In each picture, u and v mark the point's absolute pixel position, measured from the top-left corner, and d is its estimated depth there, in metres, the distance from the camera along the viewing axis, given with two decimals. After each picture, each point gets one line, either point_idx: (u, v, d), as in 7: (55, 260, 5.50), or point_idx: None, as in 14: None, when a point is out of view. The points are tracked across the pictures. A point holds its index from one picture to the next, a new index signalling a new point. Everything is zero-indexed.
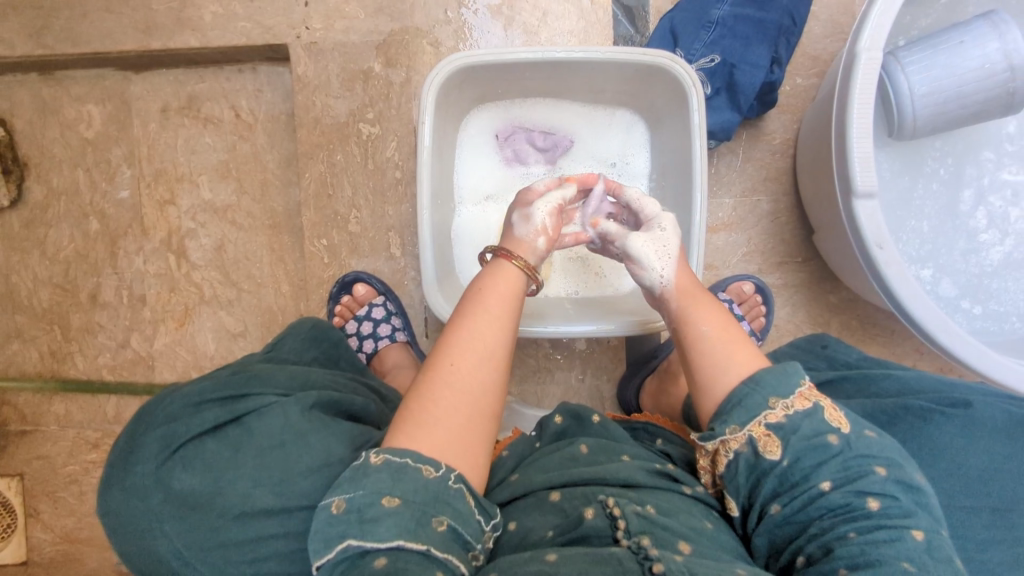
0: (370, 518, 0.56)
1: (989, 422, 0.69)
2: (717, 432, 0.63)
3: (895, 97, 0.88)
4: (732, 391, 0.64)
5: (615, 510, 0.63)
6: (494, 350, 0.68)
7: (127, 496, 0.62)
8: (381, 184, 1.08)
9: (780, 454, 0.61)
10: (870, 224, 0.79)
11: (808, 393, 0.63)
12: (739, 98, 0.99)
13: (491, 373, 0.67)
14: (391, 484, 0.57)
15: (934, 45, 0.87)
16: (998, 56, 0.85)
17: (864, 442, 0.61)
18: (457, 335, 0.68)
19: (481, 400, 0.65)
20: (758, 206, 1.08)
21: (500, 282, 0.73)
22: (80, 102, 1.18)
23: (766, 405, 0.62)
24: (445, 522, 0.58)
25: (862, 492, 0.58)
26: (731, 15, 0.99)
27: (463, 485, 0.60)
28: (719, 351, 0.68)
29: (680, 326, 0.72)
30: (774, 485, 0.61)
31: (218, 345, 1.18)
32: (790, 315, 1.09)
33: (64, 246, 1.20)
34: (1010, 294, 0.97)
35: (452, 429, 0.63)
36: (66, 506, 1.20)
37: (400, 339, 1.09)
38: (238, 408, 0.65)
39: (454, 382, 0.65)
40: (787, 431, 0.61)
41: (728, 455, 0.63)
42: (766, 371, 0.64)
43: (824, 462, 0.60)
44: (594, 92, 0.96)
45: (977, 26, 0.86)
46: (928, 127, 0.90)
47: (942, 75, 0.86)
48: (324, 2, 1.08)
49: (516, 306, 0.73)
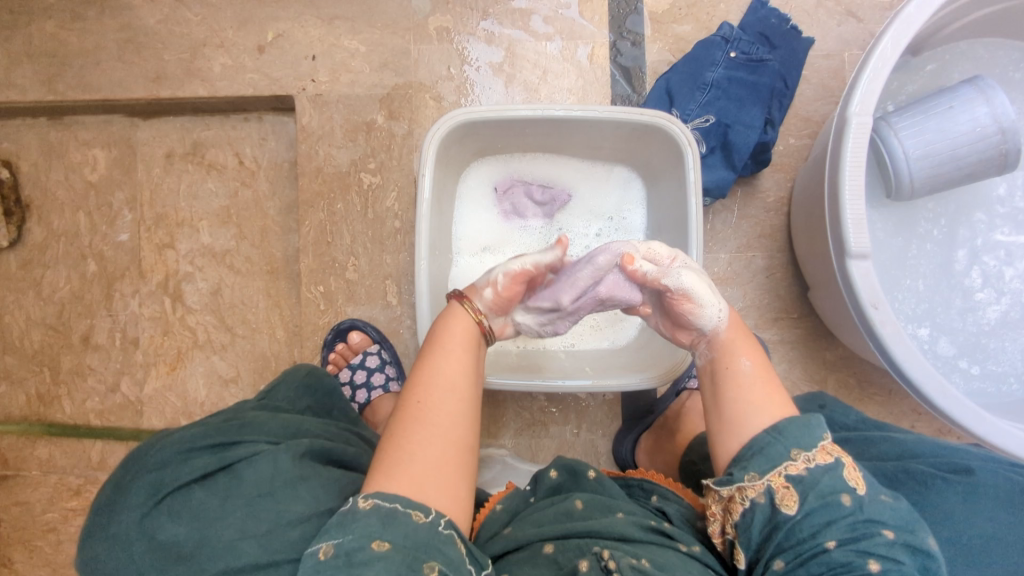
0: (360, 562, 0.54)
1: (992, 490, 0.68)
2: (735, 478, 0.63)
3: (891, 161, 0.90)
4: (755, 437, 0.64)
5: (609, 563, 0.62)
6: (458, 385, 0.68)
7: (109, 547, 0.60)
8: (380, 232, 1.09)
9: (795, 508, 0.60)
10: (864, 283, 0.80)
11: (830, 448, 0.63)
12: (734, 157, 1.02)
13: (460, 401, 0.67)
14: (381, 528, 0.56)
15: (925, 110, 0.89)
16: (987, 120, 0.87)
17: (877, 506, 0.60)
18: (419, 370, 0.69)
19: (450, 428, 0.64)
20: (753, 262, 1.09)
21: (452, 320, 0.74)
22: (86, 146, 1.20)
23: (788, 456, 0.62)
24: (437, 568, 0.55)
25: (865, 552, 0.57)
26: (726, 78, 1.03)
27: (454, 531, 0.59)
28: (753, 393, 0.68)
29: (718, 362, 0.72)
30: (780, 539, 0.60)
31: (210, 391, 1.16)
32: (787, 372, 1.08)
33: (60, 288, 1.20)
34: (1007, 354, 0.97)
35: (430, 465, 0.61)
36: (42, 555, 1.16)
37: (393, 388, 1.07)
38: (228, 456, 0.64)
39: (424, 419, 0.64)
40: (806, 485, 0.61)
41: (744, 504, 0.63)
42: (791, 421, 0.64)
43: (835, 519, 0.59)
44: (592, 149, 0.98)
45: (965, 92, 0.88)
46: (926, 188, 0.92)
47: (934, 139, 0.88)
48: (331, 56, 1.11)
49: (472, 341, 0.73)
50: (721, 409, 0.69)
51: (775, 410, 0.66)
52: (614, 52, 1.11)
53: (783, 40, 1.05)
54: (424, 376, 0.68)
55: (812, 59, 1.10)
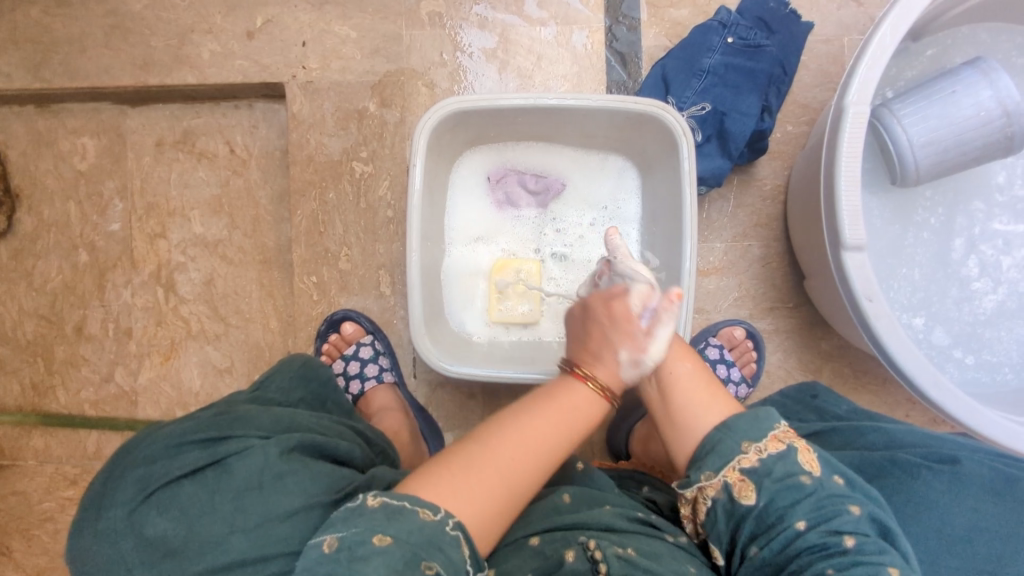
0: (360, 556, 0.53)
1: (979, 481, 0.68)
2: (694, 480, 0.64)
3: (895, 149, 0.89)
4: (708, 436, 0.65)
5: (597, 552, 0.61)
6: (538, 437, 0.64)
7: (96, 540, 0.60)
8: (373, 222, 1.08)
9: (754, 497, 0.61)
10: (858, 275, 0.79)
11: (782, 434, 0.63)
12: (730, 145, 1.00)
13: (542, 464, 0.63)
14: (386, 522, 0.55)
15: (928, 95, 0.87)
16: (992, 103, 0.86)
17: (834, 484, 0.61)
18: (512, 418, 0.65)
19: (513, 471, 0.61)
20: (749, 251, 1.08)
21: (575, 391, 0.68)
22: (75, 134, 1.19)
23: (740, 449, 0.62)
24: (435, 568, 0.54)
25: (837, 531, 0.58)
26: (723, 64, 1.01)
27: (461, 532, 0.57)
28: (696, 395, 0.68)
29: (656, 368, 0.72)
30: (751, 527, 0.61)
31: (204, 380, 1.16)
32: (782, 361, 1.08)
33: (52, 278, 1.19)
34: (1002, 344, 0.97)
35: (475, 490, 0.59)
36: (40, 544, 1.17)
37: (387, 379, 1.07)
38: (219, 451, 0.64)
39: (488, 458, 0.61)
40: (760, 474, 0.61)
41: (706, 504, 0.64)
42: (738, 416, 0.64)
43: (798, 501, 0.60)
44: (586, 137, 0.97)
45: (968, 75, 0.87)
46: (930, 174, 0.90)
47: (938, 125, 0.86)
48: (321, 43, 1.09)
49: (587, 420, 0.67)
50: (670, 416, 0.69)
51: (722, 408, 0.67)
52: (609, 37, 1.09)
53: (782, 24, 1.02)
54: (518, 425, 0.64)
55: (811, 44, 1.08)
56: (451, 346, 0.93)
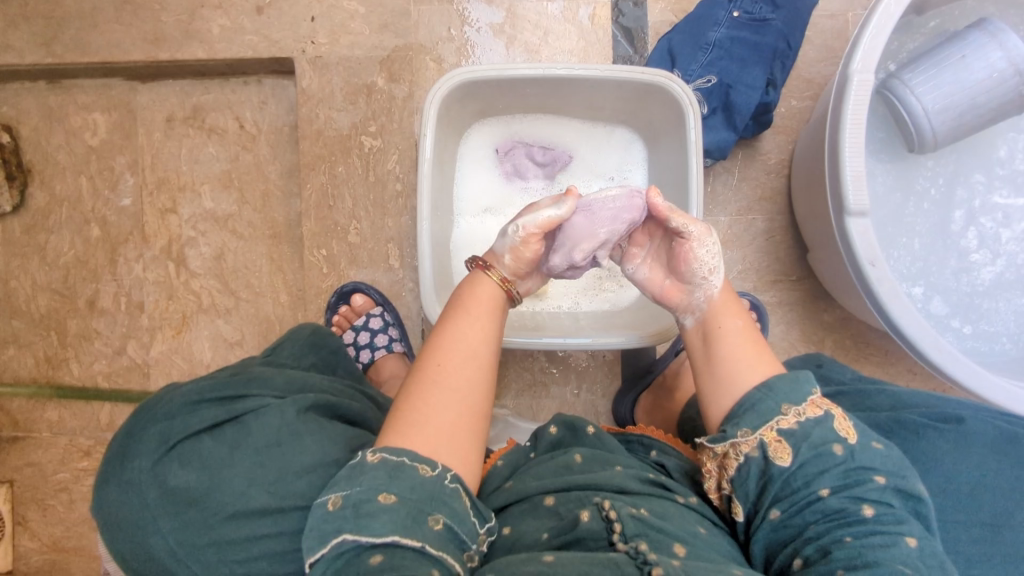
0: (366, 513, 0.55)
1: (979, 438, 0.70)
2: (728, 435, 0.64)
3: (912, 120, 0.91)
4: (747, 395, 0.65)
5: (611, 514, 0.62)
6: (478, 352, 0.67)
7: (123, 491, 0.61)
8: (382, 195, 1.10)
9: (789, 459, 0.61)
10: (862, 241, 0.80)
11: (819, 402, 0.64)
12: (735, 118, 1.01)
13: (484, 374, 0.66)
14: (388, 481, 0.57)
15: (938, 62, 0.89)
16: (1002, 64, 0.87)
17: (870, 451, 0.61)
18: (438, 329, 0.70)
19: (468, 394, 0.64)
20: (753, 225, 1.09)
21: (477, 285, 0.73)
22: (86, 110, 1.20)
23: (778, 411, 0.62)
24: (442, 521, 0.57)
25: (859, 498, 0.59)
26: (728, 37, 1.02)
27: (460, 485, 0.59)
28: (743, 353, 0.68)
29: (707, 325, 0.72)
30: (776, 490, 0.62)
31: (215, 353, 1.18)
32: (785, 333, 1.10)
33: (64, 252, 1.21)
34: (1000, 314, 0.98)
35: (444, 425, 0.62)
36: (55, 514, 1.19)
37: (397, 349, 1.08)
38: (236, 408, 0.65)
39: (443, 384, 0.64)
40: (797, 437, 0.61)
41: (739, 459, 0.63)
42: (779, 378, 0.65)
43: (827, 468, 0.60)
44: (593, 109, 0.98)
45: (975, 39, 0.88)
46: (948, 138, 0.92)
47: (951, 92, 0.88)
48: (330, 17, 1.10)
49: (497, 308, 0.72)
50: (716, 366, 0.69)
51: (763, 369, 0.67)
52: (615, 13, 1.10)
53: None
54: (446, 335, 0.68)
55: (816, 18, 1.09)
56: None
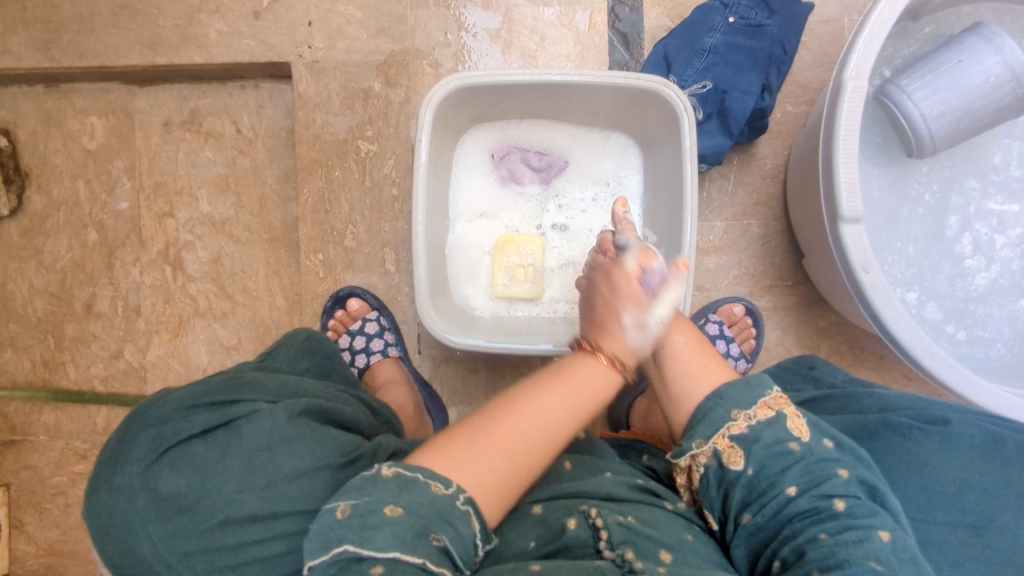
0: (370, 525, 0.52)
1: (966, 439, 0.70)
2: (685, 449, 0.65)
3: (910, 125, 0.91)
4: (698, 406, 0.66)
5: (597, 520, 0.62)
6: (559, 430, 0.63)
7: (113, 497, 0.61)
8: (378, 200, 1.10)
9: (743, 464, 0.62)
10: (856, 247, 0.81)
11: (774, 401, 0.64)
12: (731, 123, 1.02)
13: (545, 446, 0.62)
14: (397, 493, 0.54)
15: (935, 67, 0.89)
16: (999, 68, 0.87)
17: (823, 447, 0.62)
18: (530, 381, 0.66)
19: (527, 464, 0.60)
20: (749, 230, 1.10)
21: (589, 365, 0.67)
22: (84, 114, 1.20)
23: (729, 417, 0.63)
24: (443, 539, 0.53)
25: (827, 495, 0.59)
26: (723, 43, 1.02)
27: (472, 509, 0.56)
28: (692, 363, 0.69)
29: (656, 340, 0.74)
30: (742, 495, 0.62)
31: (212, 357, 1.18)
32: (781, 338, 1.10)
33: (62, 256, 1.21)
34: (994, 320, 0.99)
35: (484, 474, 0.58)
36: (52, 517, 1.19)
37: (392, 353, 1.08)
38: (229, 413, 0.65)
39: (507, 446, 0.60)
40: (749, 441, 0.62)
41: (700, 470, 0.65)
42: (729, 385, 0.65)
43: (789, 467, 0.61)
44: (588, 114, 0.98)
45: (971, 44, 0.88)
46: (947, 143, 0.92)
47: (949, 97, 0.88)
48: (327, 22, 1.10)
49: (605, 391, 0.67)
50: (666, 380, 0.70)
51: (712, 377, 0.68)
52: (612, 18, 1.10)
53: (784, 4, 1.04)
54: (537, 398, 0.63)
55: (812, 24, 1.09)
56: (456, 319, 0.95)
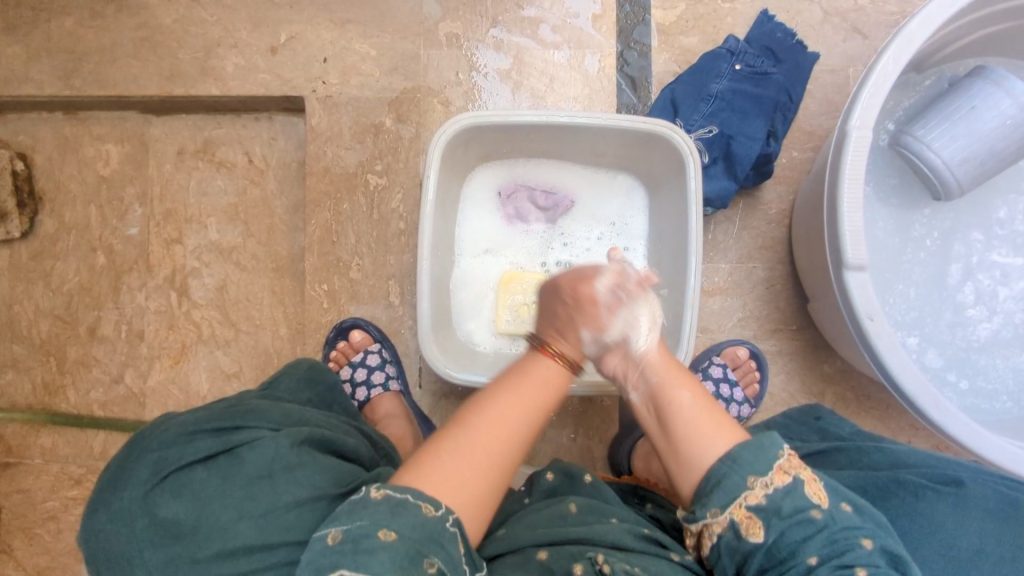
0: (364, 550, 0.54)
1: (979, 502, 0.68)
2: (699, 517, 0.64)
3: (932, 173, 0.92)
4: (709, 470, 0.64)
5: (604, 566, 0.61)
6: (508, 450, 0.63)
7: (111, 521, 0.60)
8: (385, 234, 1.11)
9: (763, 534, 0.60)
10: (861, 295, 0.80)
11: (789, 465, 0.62)
12: (736, 168, 1.03)
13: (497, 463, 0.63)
14: (389, 517, 0.56)
15: (948, 116, 0.90)
16: (1014, 111, 0.87)
17: (846, 514, 0.60)
18: (475, 414, 0.65)
19: (480, 482, 0.61)
20: (754, 273, 1.10)
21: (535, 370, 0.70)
22: (100, 141, 1.23)
23: (746, 485, 0.62)
24: (437, 564, 0.55)
25: (847, 564, 0.57)
26: (730, 90, 1.04)
27: (460, 530, 0.58)
28: (698, 425, 0.66)
29: (660, 396, 0.71)
30: (761, 562, 0.61)
31: (212, 384, 1.17)
32: (785, 383, 1.09)
33: (69, 279, 1.22)
34: (999, 372, 0.98)
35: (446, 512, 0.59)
36: (41, 543, 1.17)
37: (392, 388, 1.07)
38: (231, 439, 0.64)
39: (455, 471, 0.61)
40: (768, 510, 0.61)
41: (713, 539, 0.63)
42: (743, 447, 0.63)
43: (810, 536, 0.59)
44: (596, 155, 1.00)
45: (981, 89, 0.89)
46: (975, 185, 0.93)
47: (969, 142, 0.89)
48: (341, 59, 1.13)
49: (559, 389, 0.70)
50: (674, 445, 0.67)
51: (723, 438, 0.65)
52: (621, 62, 1.12)
53: (789, 54, 1.06)
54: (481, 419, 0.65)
55: (818, 73, 1.11)
56: (457, 355, 0.94)
